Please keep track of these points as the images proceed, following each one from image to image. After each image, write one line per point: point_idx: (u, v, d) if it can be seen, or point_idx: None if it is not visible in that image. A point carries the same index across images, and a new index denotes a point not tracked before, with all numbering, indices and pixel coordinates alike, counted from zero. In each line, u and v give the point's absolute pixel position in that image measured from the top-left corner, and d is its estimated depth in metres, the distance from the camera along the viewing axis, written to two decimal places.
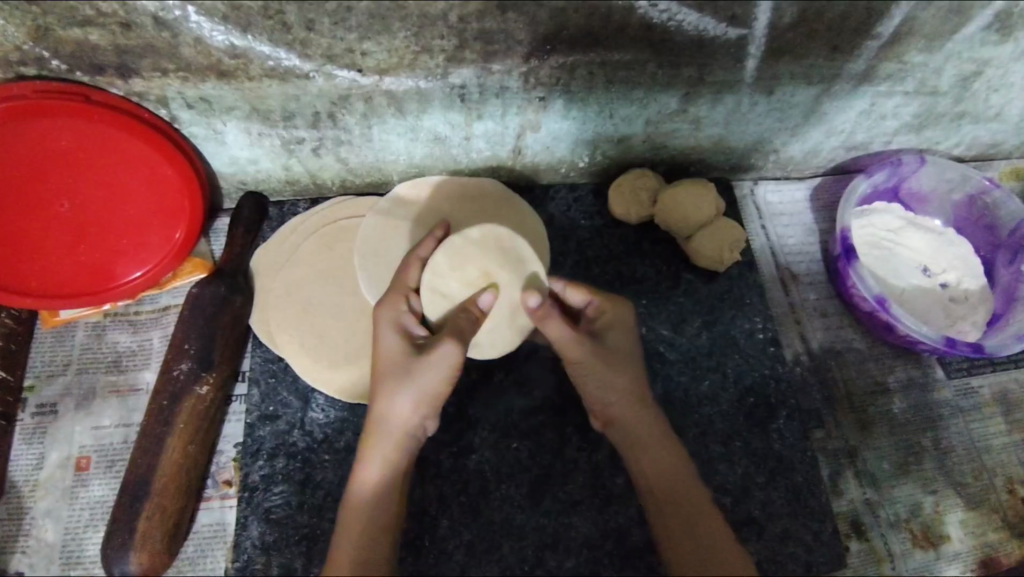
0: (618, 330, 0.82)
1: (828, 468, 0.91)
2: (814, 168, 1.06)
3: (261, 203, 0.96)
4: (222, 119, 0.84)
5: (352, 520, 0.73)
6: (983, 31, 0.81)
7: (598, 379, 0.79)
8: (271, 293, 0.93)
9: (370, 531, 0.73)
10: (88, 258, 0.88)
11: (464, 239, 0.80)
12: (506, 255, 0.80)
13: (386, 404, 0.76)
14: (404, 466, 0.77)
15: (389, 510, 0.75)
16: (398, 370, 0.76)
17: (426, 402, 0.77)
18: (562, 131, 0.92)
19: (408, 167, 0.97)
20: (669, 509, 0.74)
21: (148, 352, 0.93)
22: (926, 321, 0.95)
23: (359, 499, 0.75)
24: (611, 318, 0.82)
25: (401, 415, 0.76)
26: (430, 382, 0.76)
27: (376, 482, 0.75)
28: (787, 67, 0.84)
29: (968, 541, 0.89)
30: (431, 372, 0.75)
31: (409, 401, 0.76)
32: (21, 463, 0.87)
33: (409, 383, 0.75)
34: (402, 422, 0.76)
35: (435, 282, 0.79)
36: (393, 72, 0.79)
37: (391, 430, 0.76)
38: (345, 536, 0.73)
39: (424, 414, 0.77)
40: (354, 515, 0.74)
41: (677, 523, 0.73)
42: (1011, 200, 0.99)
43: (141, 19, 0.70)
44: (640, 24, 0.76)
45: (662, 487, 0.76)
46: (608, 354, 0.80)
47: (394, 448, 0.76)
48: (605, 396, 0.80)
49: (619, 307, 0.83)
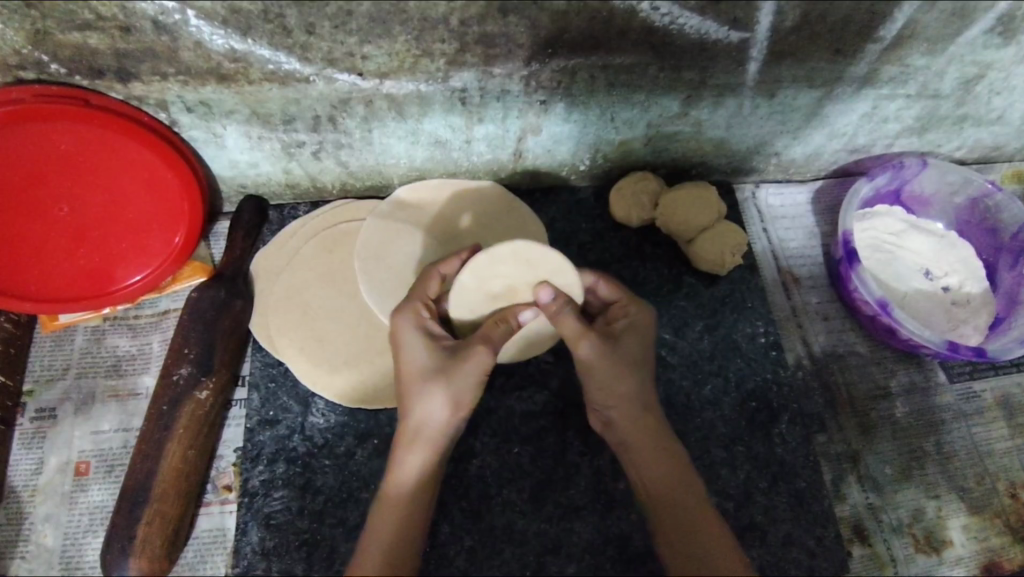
0: (643, 333, 0.81)
1: (830, 473, 0.91)
2: (816, 171, 1.06)
3: (262, 207, 0.95)
4: (222, 123, 0.84)
5: (385, 524, 0.73)
6: (986, 34, 0.81)
7: (602, 382, 0.78)
8: (271, 297, 0.92)
9: (405, 534, 0.73)
10: (87, 263, 0.88)
11: (491, 258, 0.78)
12: (540, 270, 0.78)
13: (422, 408, 0.75)
14: (437, 469, 0.77)
15: (421, 515, 0.75)
16: (426, 378, 0.75)
17: (464, 405, 0.76)
18: (563, 135, 0.92)
19: (409, 170, 0.96)
20: (664, 514, 0.74)
21: (148, 356, 0.92)
22: (929, 325, 0.95)
23: (391, 502, 0.74)
24: (635, 319, 0.81)
25: (438, 420, 0.76)
26: (468, 386, 0.75)
27: (412, 486, 0.75)
28: (789, 71, 0.84)
29: (971, 546, 0.88)
30: (467, 375, 0.75)
31: (443, 406, 0.75)
32: (20, 468, 0.87)
33: (440, 390, 0.75)
34: (438, 427, 0.76)
35: (461, 298, 0.79)
36: (393, 76, 0.79)
37: (428, 434, 0.76)
38: (376, 538, 0.73)
39: (457, 419, 0.77)
40: (388, 518, 0.73)
41: (672, 528, 0.73)
42: (1014, 203, 0.99)
43: (141, 23, 0.69)
44: (642, 27, 0.76)
45: (658, 491, 0.76)
46: (616, 357, 0.78)
47: (431, 453, 0.76)
48: (607, 399, 0.79)
49: (643, 309, 0.82)
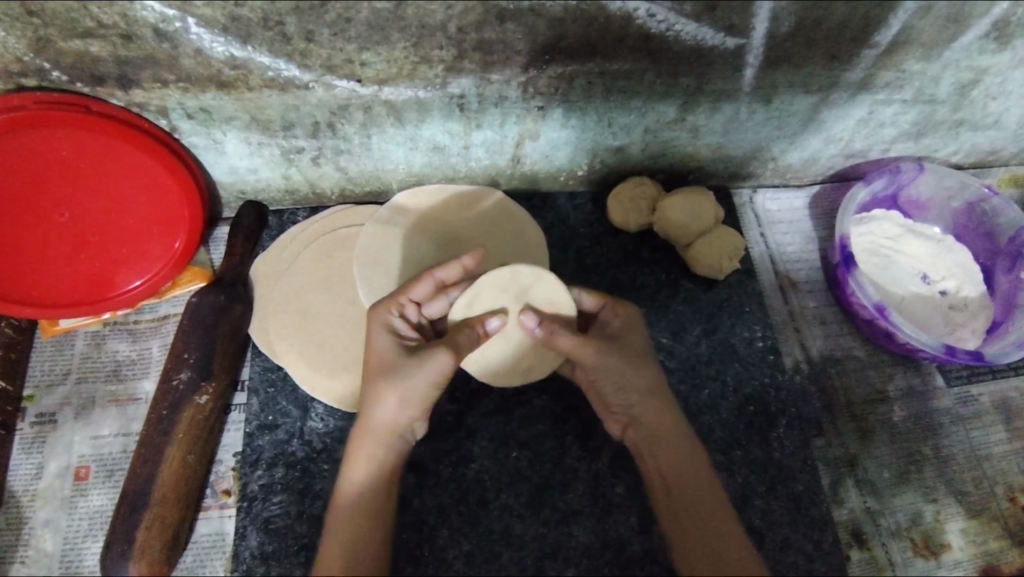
0: (638, 332, 0.81)
1: (828, 477, 0.91)
2: (813, 175, 1.07)
3: (261, 212, 0.97)
4: (222, 129, 0.84)
5: (338, 512, 0.74)
6: (981, 39, 0.81)
7: (617, 381, 0.78)
8: (270, 301, 0.93)
9: (355, 527, 0.73)
10: (88, 269, 0.88)
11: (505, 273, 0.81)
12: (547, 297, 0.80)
13: (375, 401, 0.76)
14: (393, 465, 0.78)
15: (381, 508, 0.75)
16: (383, 371, 0.76)
17: (413, 404, 0.76)
18: (561, 140, 0.92)
19: (408, 175, 0.97)
20: (682, 512, 0.73)
21: (148, 361, 0.93)
22: (926, 329, 0.95)
23: (344, 494, 0.75)
24: (626, 320, 0.81)
25: (388, 414, 0.76)
26: (420, 381, 0.75)
27: (369, 481, 0.76)
28: (786, 76, 0.85)
29: (969, 550, 0.88)
30: (422, 374, 0.75)
31: (395, 402, 0.76)
32: (20, 472, 0.87)
33: (392, 384, 0.75)
34: (392, 421, 0.76)
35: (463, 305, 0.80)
36: (392, 83, 0.79)
37: (376, 427, 0.76)
38: (330, 525, 0.74)
39: (408, 414, 0.77)
40: (341, 507, 0.74)
41: (693, 531, 0.72)
42: (1010, 207, 0.99)
43: (142, 31, 0.70)
44: (637, 34, 0.76)
45: (680, 492, 0.74)
46: (625, 355, 0.78)
47: (381, 446, 0.77)
48: (627, 397, 0.78)
49: (630, 310, 0.82)
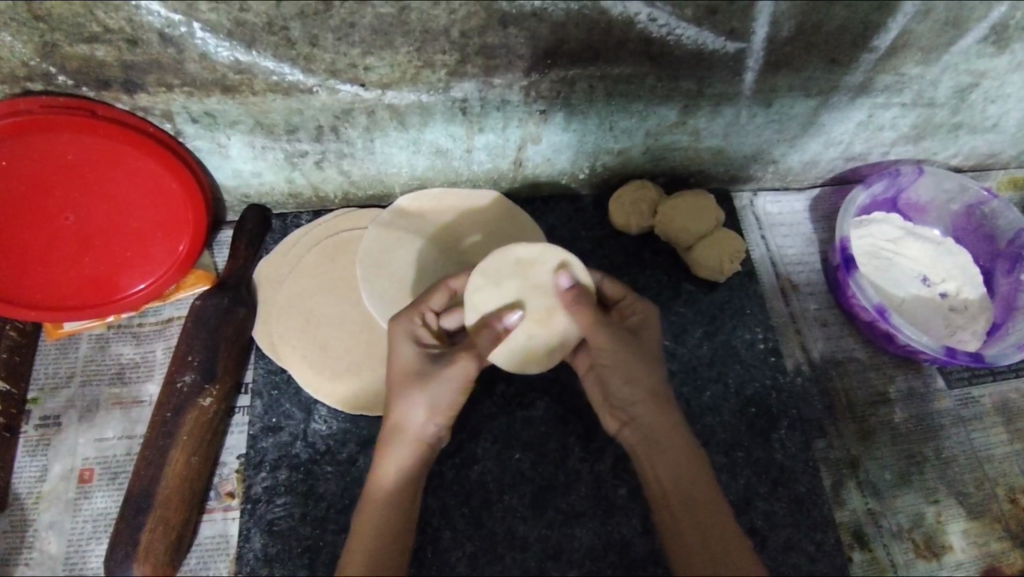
0: (649, 330, 0.81)
1: (830, 478, 0.91)
2: (813, 178, 1.07)
3: (264, 215, 0.97)
4: (227, 133, 0.85)
5: (367, 521, 0.73)
6: (980, 43, 0.82)
7: (622, 372, 0.78)
8: (274, 304, 0.93)
9: (385, 537, 0.73)
10: (93, 272, 0.89)
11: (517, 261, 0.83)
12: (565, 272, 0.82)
13: (402, 409, 0.75)
14: (419, 470, 0.78)
15: (405, 515, 0.75)
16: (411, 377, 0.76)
17: (442, 413, 0.77)
18: (562, 143, 0.93)
19: (411, 179, 0.98)
20: (681, 513, 0.73)
21: (151, 364, 0.93)
22: (926, 330, 0.95)
23: (370, 507, 0.74)
24: (642, 317, 0.81)
25: (417, 421, 0.76)
26: (451, 386, 0.76)
27: (395, 489, 0.75)
28: (785, 80, 0.85)
29: (971, 551, 0.88)
30: (447, 381, 0.75)
31: (424, 409, 0.75)
32: (24, 475, 0.87)
33: (422, 391, 0.75)
34: (421, 429, 0.76)
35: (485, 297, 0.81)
36: (396, 87, 0.80)
37: (404, 434, 0.76)
38: (360, 537, 0.73)
39: (436, 422, 0.77)
40: (371, 518, 0.73)
41: (692, 532, 0.72)
42: (1009, 210, 0.99)
43: (147, 36, 0.71)
44: (639, 38, 0.77)
45: (677, 492, 0.74)
46: (633, 347, 0.78)
47: (410, 454, 0.76)
48: (631, 394, 0.78)
49: (648, 307, 0.83)
